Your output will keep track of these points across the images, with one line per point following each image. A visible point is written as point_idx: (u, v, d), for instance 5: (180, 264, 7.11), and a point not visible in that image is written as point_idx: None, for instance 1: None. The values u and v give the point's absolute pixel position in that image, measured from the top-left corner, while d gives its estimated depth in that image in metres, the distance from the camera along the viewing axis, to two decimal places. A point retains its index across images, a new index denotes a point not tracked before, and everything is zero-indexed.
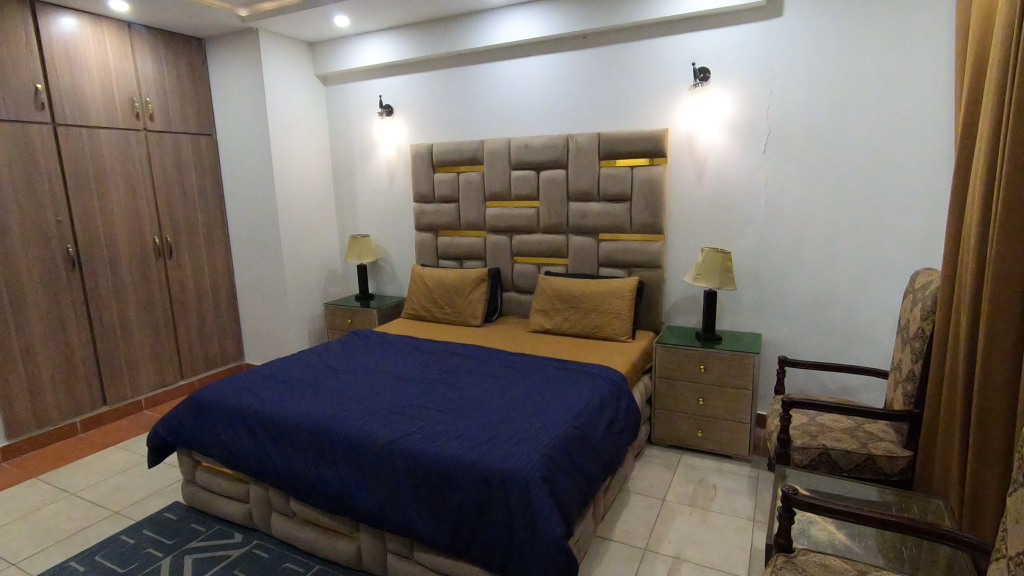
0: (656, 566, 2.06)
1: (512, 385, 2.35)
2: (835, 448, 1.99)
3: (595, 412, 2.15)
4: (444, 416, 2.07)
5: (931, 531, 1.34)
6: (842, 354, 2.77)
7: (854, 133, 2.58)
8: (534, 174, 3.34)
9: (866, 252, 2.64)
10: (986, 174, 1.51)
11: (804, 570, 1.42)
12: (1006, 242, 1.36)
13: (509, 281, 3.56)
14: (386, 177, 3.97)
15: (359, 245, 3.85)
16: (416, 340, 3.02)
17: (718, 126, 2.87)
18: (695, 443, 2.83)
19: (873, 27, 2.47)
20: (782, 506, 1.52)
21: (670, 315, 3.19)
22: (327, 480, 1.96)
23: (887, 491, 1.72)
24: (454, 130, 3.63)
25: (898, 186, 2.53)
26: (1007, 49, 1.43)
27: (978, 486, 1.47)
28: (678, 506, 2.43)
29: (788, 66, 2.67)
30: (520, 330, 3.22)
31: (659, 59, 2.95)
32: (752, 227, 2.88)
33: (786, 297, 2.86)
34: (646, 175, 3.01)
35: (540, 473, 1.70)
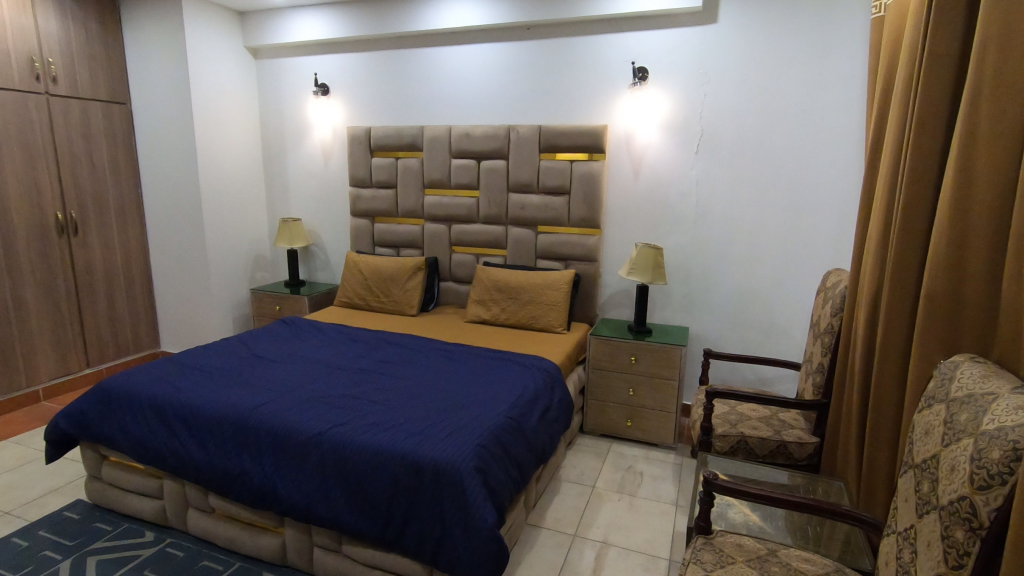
0: (584, 551, 2.12)
1: (448, 375, 2.33)
2: (752, 435, 2.12)
3: (529, 402, 2.17)
4: (376, 406, 2.02)
5: (834, 511, 1.44)
6: (761, 348, 2.95)
7: (778, 140, 2.74)
8: (475, 164, 3.31)
9: (785, 252, 2.82)
10: (889, 181, 1.64)
11: (721, 550, 1.50)
12: (903, 245, 1.49)
13: (447, 271, 3.53)
14: (320, 159, 3.81)
15: (290, 229, 3.68)
16: (349, 329, 2.94)
17: (655, 126, 2.95)
18: (625, 431, 2.93)
19: (798, 40, 2.62)
20: (703, 490, 1.60)
21: (604, 308, 3.27)
22: (250, 473, 1.87)
23: (797, 475, 1.85)
24: (393, 114, 3.54)
25: (814, 191, 2.71)
26: (912, 66, 1.55)
27: (873, 468, 1.61)
28: (606, 493, 2.51)
29: (721, 71, 2.78)
30: (457, 321, 3.20)
31: (601, 56, 3.00)
32: (683, 225, 2.99)
33: (712, 293, 3.00)
34: (584, 170, 3.06)
35: (474, 463, 1.70)
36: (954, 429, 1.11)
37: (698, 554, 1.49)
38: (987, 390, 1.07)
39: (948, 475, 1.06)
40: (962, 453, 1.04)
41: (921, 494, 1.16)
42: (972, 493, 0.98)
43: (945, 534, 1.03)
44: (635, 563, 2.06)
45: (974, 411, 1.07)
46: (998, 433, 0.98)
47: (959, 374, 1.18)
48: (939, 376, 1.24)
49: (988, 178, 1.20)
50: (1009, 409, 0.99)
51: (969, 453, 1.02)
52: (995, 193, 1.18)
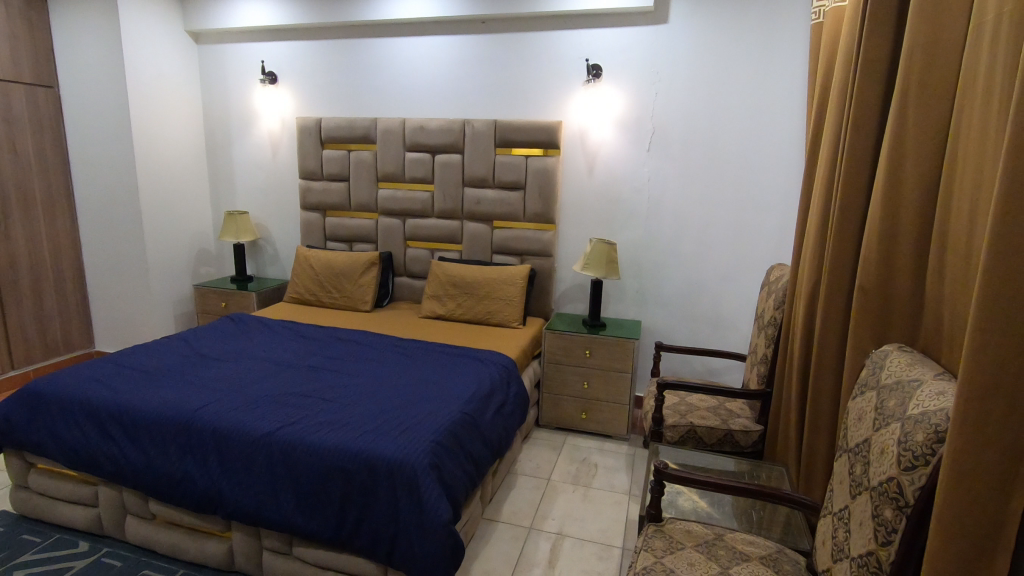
0: (539, 543, 2.14)
1: (402, 371, 2.30)
2: (700, 425, 2.19)
3: (484, 397, 2.17)
4: (328, 404, 1.97)
5: (777, 495, 1.51)
6: (709, 340, 3.05)
7: (726, 139, 2.83)
8: (429, 158, 3.27)
9: (732, 247, 2.92)
10: (826, 180, 1.73)
11: (671, 537, 1.55)
12: (840, 241, 1.56)
13: (401, 266, 3.47)
14: (267, 150, 3.68)
15: (236, 222, 3.54)
16: (299, 325, 2.85)
17: (608, 123, 3.00)
18: (579, 424, 2.98)
19: (743, 42, 2.72)
20: (654, 480, 1.64)
21: (559, 302, 3.31)
22: (194, 477, 1.80)
23: (742, 462, 1.93)
24: (345, 106, 3.45)
25: (759, 189, 2.82)
26: (848, 70, 1.63)
27: (812, 453, 1.69)
28: (561, 485, 2.54)
29: (672, 71, 2.85)
30: (412, 316, 3.17)
31: (555, 52, 3.01)
32: (636, 221, 3.05)
33: (663, 287, 3.08)
34: (540, 165, 3.07)
35: (428, 459, 1.69)
36: (884, 414, 1.18)
37: (649, 541, 1.53)
38: (913, 377, 1.14)
39: (879, 458, 1.13)
40: (890, 437, 1.11)
41: (855, 476, 1.23)
42: (899, 474, 1.05)
43: (876, 513, 1.10)
44: (589, 553, 2.10)
45: (902, 397, 1.14)
46: (922, 417, 1.04)
47: (888, 363, 1.25)
48: (871, 365, 1.31)
49: (914, 177, 1.27)
50: (933, 395, 1.06)
51: (897, 436, 1.09)
52: (921, 191, 1.26)
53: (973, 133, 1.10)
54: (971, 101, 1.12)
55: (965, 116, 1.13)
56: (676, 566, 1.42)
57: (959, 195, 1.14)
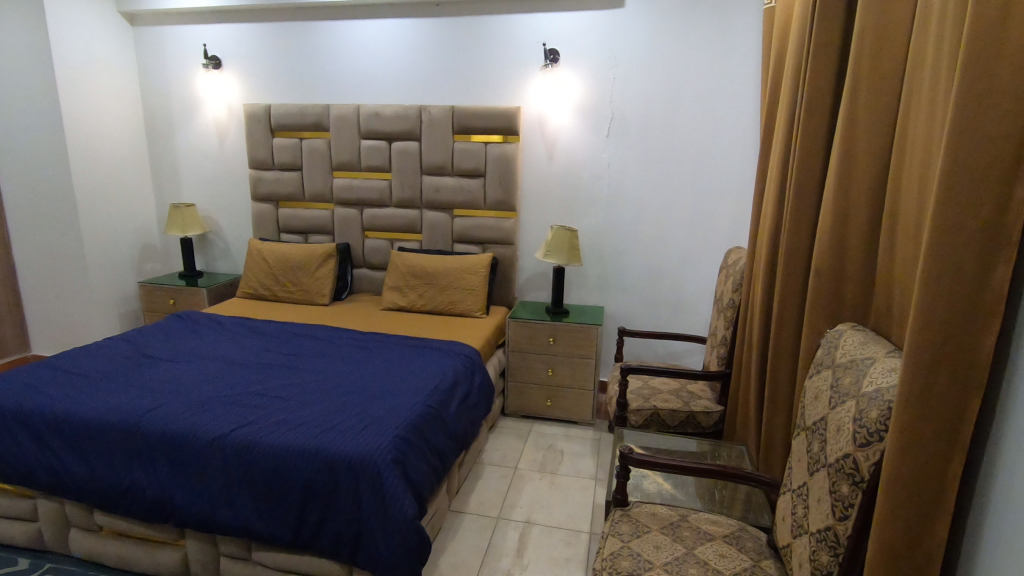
0: (507, 532, 2.14)
1: (362, 366, 2.23)
2: (663, 408, 2.22)
3: (448, 389, 2.14)
4: (285, 402, 1.90)
5: (738, 475, 1.53)
6: (670, 323, 3.09)
7: (683, 123, 2.84)
8: (386, 146, 3.18)
9: (691, 230, 2.95)
10: (781, 163, 1.75)
11: (637, 521, 1.56)
12: (795, 223, 1.59)
13: (360, 257, 3.39)
14: (213, 139, 3.50)
15: (182, 215, 3.37)
16: (253, 321, 2.74)
17: (567, 108, 2.97)
18: (545, 411, 2.98)
19: (699, 27, 2.73)
20: (620, 465, 1.64)
21: (522, 290, 3.29)
22: (143, 485, 1.71)
23: (703, 442, 1.96)
24: (296, 92, 3.31)
25: (715, 173, 2.86)
26: (800, 53, 1.65)
27: (770, 431, 1.73)
28: (528, 473, 2.54)
29: (629, 56, 2.84)
30: (372, 308, 3.09)
31: (512, 35, 2.96)
32: (596, 206, 3.05)
33: (625, 273, 3.09)
34: (499, 152, 3.03)
35: (391, 455, 1.65)
36: (839, 392, 1.20)
37: (615, 526, 1.54)
38: (865, 355, 1.17)
39: (835, 435, 1.15)
40: (846, 414, 1.13)
41: (813, 453, 1.25)
42: (855, 450, 1.07)
43: (833, 489, 1.12)
44: (557, 539, 2.11)
45: (856, 374, 1.16)
46: (876, 394, 1.07)
47: (843, 342, 1.28)
48: (827, 344, 1.34)
49: (866, 159, 1.29)
50: (885, 371, 1.08)
51: (852, 414, 1.11)
52: (871, 172, 1.28)
53: (921, 114, 1.12)
54: (918, 83, 1.14)
55: (913, 97, 1.15)
56: (643, 550, 1.43)
57: (908, 175, 1.16)
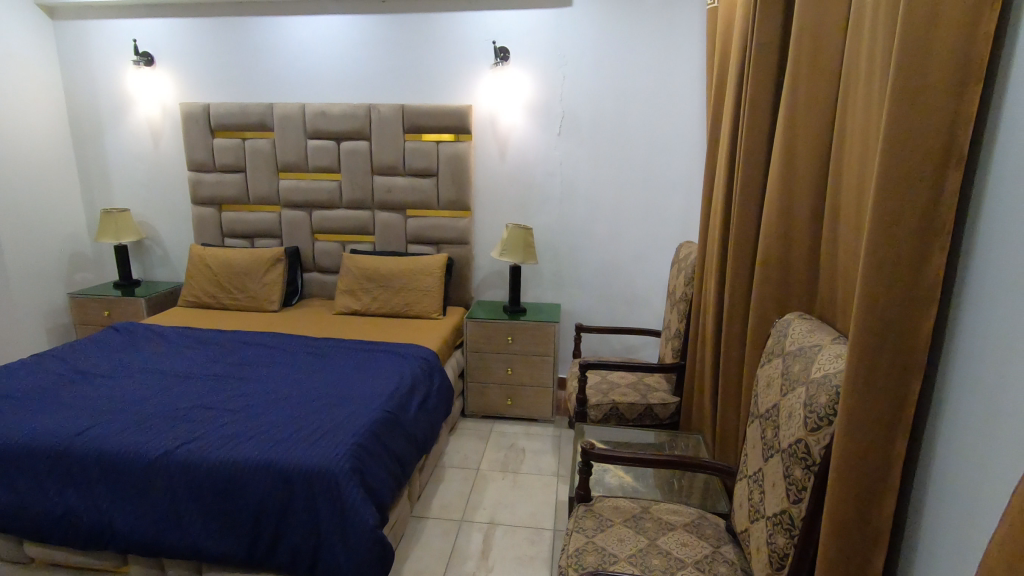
0: (471, 535, 2.11)
1: (315, 373, 2.16)
2: (622, 402, 2.25)
3: (406, 393, 2.10)
4: (235, 415, 1.81)
5: (696, 464, 1.57)
6: (625, 318, 3.14)
7: (633, 121, 2.89)
8: (334, 145, 3.10)
9: (643, 226, 3.01)
10: (728, 159, 1.80)
11: (601, 515, 1.57)
12: (742, 217, 1.64)
13: (310, 260, 3.28)
14: (147, 139, 3.32)
15: (115, 221, 3.18)
16: (197, 331, 2.61)
17: (518, 107, 2.97)
18: (505, 410, 2.97)
19: (645, 26, 2.78)
20: (582, 461, 1.65)
21: (478, 290, 3.27)
22: (79, 510, 1.60)
23: (661, 434, 2.00)
24: (236, 90, 3.17)
25: (665, 170, 2.92)
26: (743, 52, 1.70)
27: (725, 420, 1.78)
28: (491, 473, 2.53)
29: (578, 54, 2.86)
30: (324, 313, 3.00)
31: (460, 34, 2.93)
32: (550, 204, 3.07)
33: (580, 270, 3.12)
34: (451, 151, 3.00)
35: (349, 464, 1.60)
36: (790, 379, 1.24)
37: (579, 522, 1.55)
38: (813, 343, 1.21)
39: (788, 421, 1.19)
40: (797, 401, 1.17)
41: (767, 439, 1.29)
42: (807, 435, 1.10)
43: (787, 473, 1.16)
44: (521, 538, 2.10)
45: (805, 361, 1.20)
46: (824, 379, 1.10)
47: (791, 331, 1.33)
48: (776, 334, 1.39)
49: (808, 154, 1.34)
50: (832, 357, 1.12)
51: (803, 400, 1.15)
52: (813, 167, 1.33)
53: (859, 109, 1.17)
54: (855, 80, 1.18)
55: (851, 94, 1.20)
56: (607, 544, 1.44)
57: (848, 169, 1.21)
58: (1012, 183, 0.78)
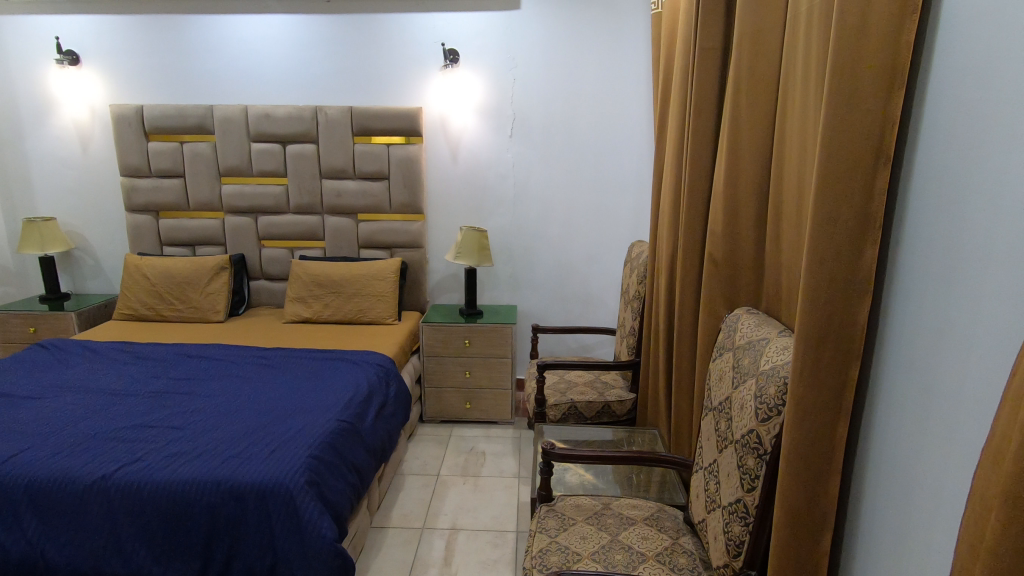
0: (433, 542, 2.09)
1: (266, 385, 2.08)
2: (580, 401, 2.27)
3: (363, 401, 2.05)
4: (180, 432, 1.72)
5: (654, 458, 1.60)
6: (581, 317, 3.18)
7: (583, 123, 2.93)
8: (280, 149, 3.00)
9: (595, 226, 3.05)
10: (675, 160, 1.85)
11: (563, 515, 1.58)
12: (690, 216, 1.68)
13: (256, 268, 3.17)
14: (74, 144, 3.11)
15: (40, 231, 2.97)
16: (135, 345, 2.47)
17: (469, 109, 2.96)
18: (464, 414, 2.95)
19: (593, 31, 2.82)
20: (543, 461, 1.65)
21: (433, 294, 3.24)
22: (6, 543, 1.49)
23: (619, 430, 2.03)
24: (172, 92, 3.03)
25: (615, 171, 2.98)
26: (686, 56, 1.75)
27: (679, 414, 1.82)
28: (451, 479, 2.50)
29: (528, 57, 2.88)
30: (273, 322, 2.90)
31: (408, 35, 2.90)
32: (503, 206, 3.07)
33: (535, 271, 3.14)
34: (402, 154, 2.96)
35: (305, 477, 1.55)
36: (740, 372, 1.29)
37: (542, 523, 1.55)
38: (761, 336, 1.26)
39: (739, 413, 1.23)
40: (747, 393, 1.21)
41: (721, 431, 1.33)
42: (757, 425, 1.15)
43: (741, 463, 1.20)
44: (484, 542, 2.09)
45: (754, 354, 1.25)
46: (772, 371, 1.15)
47: (740, 325, 1.38)
48: (726, 328, 1.43)
49: (750, 155, 1.39)
50: (779, 349, 1.17)
51: (753, 391, 1.19)
52: (756, 168, 1.39)
53: (795, 112, 1.22)
54: (792, 84, 1.24)
55: (789, 97, 1.26)
56: (570, 543, 1.45)
57: (787, 169, 1.27)
58: (936, 181, 0.84)
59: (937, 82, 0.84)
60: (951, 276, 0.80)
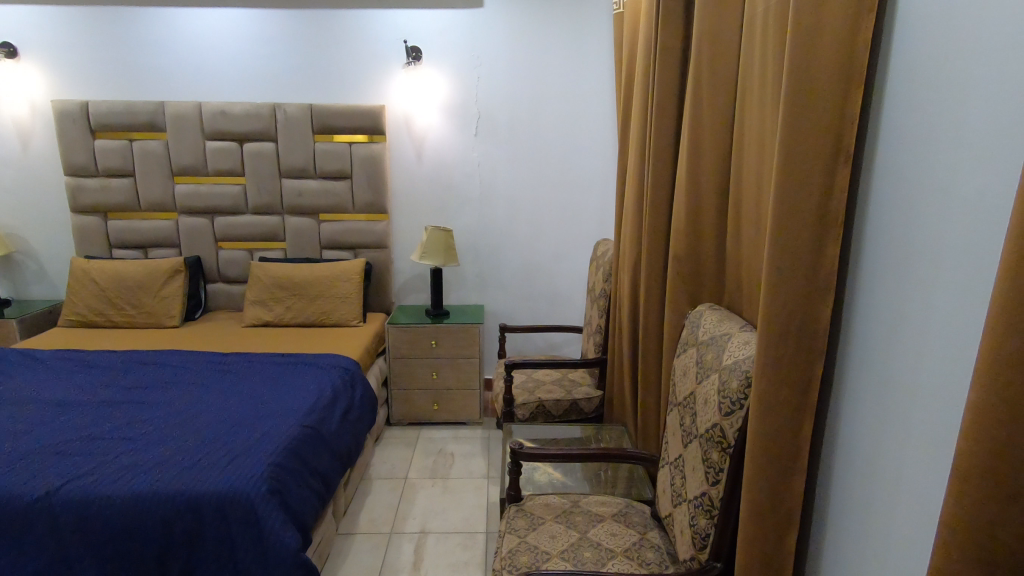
0: (402, 546, 2.05)
1: (225, 392, 2.01)
2: (548, 399, 2.27)
3: (327, 405, 2.00)
4: (132, 443, 1.64)
5: (621, 454, 1.61)
6: (548, 316, 3.19)
7: (548, 122, 2.94)
8: (237, 147, 2.90)
9: (561, 224, 3.06)
10: (639, 158, 1.87)
11: (532, 514, 1.58)
12: (654, 214, 1.70)
13: (213, 270, 3.06)
14: (13, 141, 2.94)
15: None
16: (84, 353, 2.35)
17: (433, 107, 2.93)
18: (432, 416, 2.92)
19: (556, 30, 2.83)
20: (512, 461, 1.64)
21: (399, 295, 3.19)
22: None
23: (587, 427, 2.04)
24: (121, 87, 2.89)
25: (580, 170, 3.00)
26: (648, 57, 1.77)
27: (647, 410, 1.84)
28: (420, 481, 2.47)
29: (492, 55, 2.86)
30: (232, 327, 2.81)
31: (369, 32, 2.85)
32: (469, 206, 3.05)
33: (502, 270, 3.13)
34: (364, 152, 2.90)
35: (267, 485, 1.50)
36: (704, 367, 1.31)
37: (511, 523, 1.54)
38: (724, 332, 1.28)
39: (703, 407, 1.25)
40: (711, 387, 1.23)
41: (686, 426, 1.35)
42: (721, 419, 1.16)
43: (706, 457, 1.22)
44: (453, 544, 2.07)
45: (717, 349, 1.27)
46: (734, 365, 1.16)
47: (703, 321, 1.40)
48: (691, 324, 1.45)
49: (713, 153, 1.41)
50: (740, 344, 1.19)
51: (717, 386, 1.21)
52: (718, 165, 1.41)
53: (754, 112, 1.25)
54: (750, 84, 1.26)
55: (748, 97, 1.28)
56: (539, 542, 1.45)
57: (746, 168, 1.29)
58: (893, 179, 0.86)
59: (893, 82, 0.87)
60: (908, 271, 0.83)
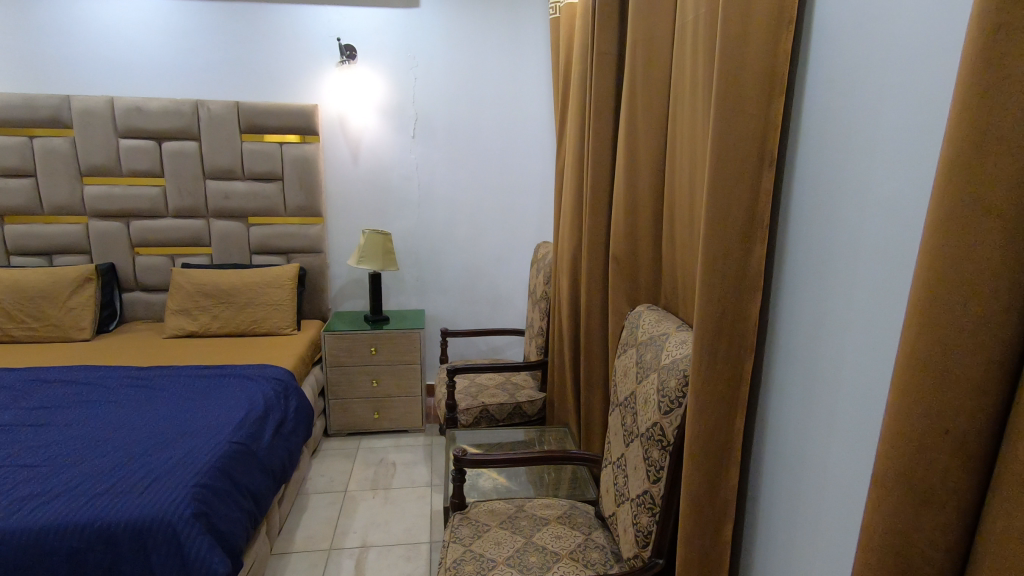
0: (341, 563, 1.97)
1: (144, 409, 1.87)
2: (491, 404, 2.26)
3: (259, 419, 1.90)
4: (35, 469, 1.49)
5: (565, 456, 1.61)
6: (490, 319, 3.18)
7: (487, 125, 2.93)
8: (154, 146, 2.71)
9: (502, 227, 3.06)
10: (577, 161, 1.89)
11: (477, 521, 1.55)
12: (593, 215, 1.73)
13: (130, 278, 2.84)
14: None
15: None
16: None
17: (368, 108, 2.85)
18: (372, 425, 2.84)
19: (493, 33, 2.83)
20: (455, 468, 1.61)
21: (335, 300, 3.08)
22: None
23: (530, 431, 2.04)
24: (18, 79, 2.64)
25: (519, 173, 3.00)
26: (584, 61, 1.79)
27: (589, 411, 1.86)
28: (360, 494, 2.39)
29: (429, 56, 2.83)
30: (152, 338, 2.62)
31: (299, 28, 2.74)
32: (408, 209, 2.99)
33: (443, 273, 3.09)
34: (296, 153, 2.79)
35: (191, 508, 1.40)
36: (643, 367, 1.33)
37: (456, 532, 1.51)
38: (662, 332, 1.31)
39: (644, 406, 1.27)
40: (651, 387, 1.25)
41: (627, 425, 1.37)
42: (661, 418, 1.19)
43: (647, 456, 1.24)
44: (396, 556, 2.01)
45: (656, 349, 1.29)
46: (672, 365, 1.19)
47: (641, 322, 1.42)
48: (630, 325, 1.48)
49: (648, 157, 1.44)
50: (678, 344, 1.21)
51: (656, 385, 1.23)
52: (652, 170, 1.44)
53: (686, 117, 1.29)
54: (682, 90, 1.30)
55: (680, 103, 1.31)
56: (485, 550, 1.43)
57: (679, 171, 1.33)
58: (813, 183, 0.91)
59: (811, 90, 0.91)
60: (829, 270, 0.87)
